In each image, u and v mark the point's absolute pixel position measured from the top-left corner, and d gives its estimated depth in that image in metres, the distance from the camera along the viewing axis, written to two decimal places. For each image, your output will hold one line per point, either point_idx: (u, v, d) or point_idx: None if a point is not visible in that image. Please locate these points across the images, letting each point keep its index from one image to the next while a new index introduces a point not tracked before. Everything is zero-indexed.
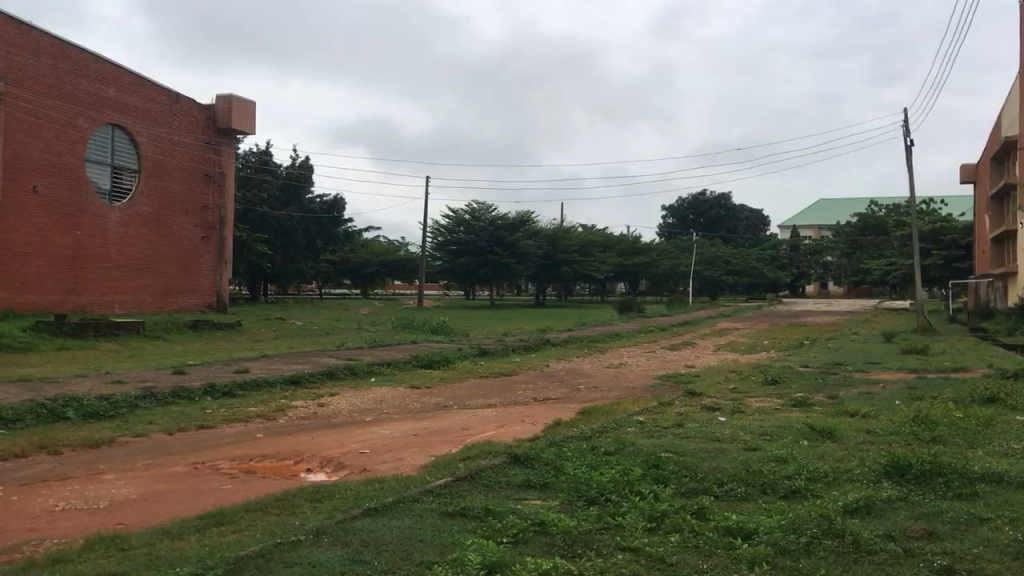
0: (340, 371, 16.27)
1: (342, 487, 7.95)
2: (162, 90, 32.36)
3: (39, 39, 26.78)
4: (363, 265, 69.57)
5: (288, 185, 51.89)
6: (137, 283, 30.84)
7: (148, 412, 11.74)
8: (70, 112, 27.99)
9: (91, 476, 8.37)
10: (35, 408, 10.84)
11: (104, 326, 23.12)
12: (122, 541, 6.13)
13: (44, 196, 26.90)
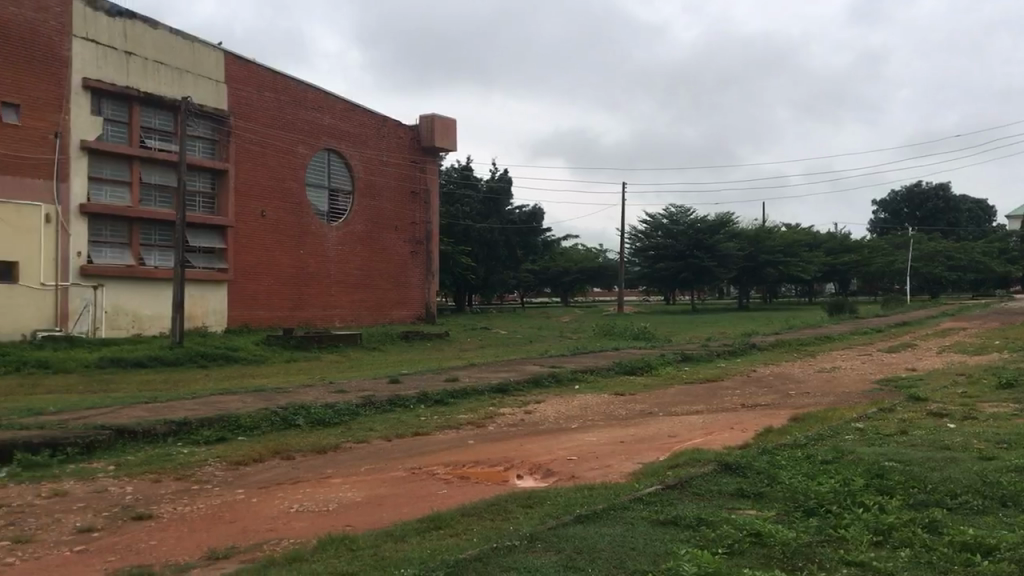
0: (546, 379, 16.51)
1: (552, 494, 8.02)
2: (371, 115, 34.20)
3: (262, 75, 29.13)
4: (563, 273, 70.25)
5: (489, 199, 53.45)
6: (354, 297, 32.73)
7: (368, 419, 12.42)
8: (292, 141, 30.15)
9: (321, 479, 8.97)
10: (270, 416, 11.69)
11: (326, 339, 24.68)
12: (351, 542, 6.51)
13: (270, 219, 29.09)
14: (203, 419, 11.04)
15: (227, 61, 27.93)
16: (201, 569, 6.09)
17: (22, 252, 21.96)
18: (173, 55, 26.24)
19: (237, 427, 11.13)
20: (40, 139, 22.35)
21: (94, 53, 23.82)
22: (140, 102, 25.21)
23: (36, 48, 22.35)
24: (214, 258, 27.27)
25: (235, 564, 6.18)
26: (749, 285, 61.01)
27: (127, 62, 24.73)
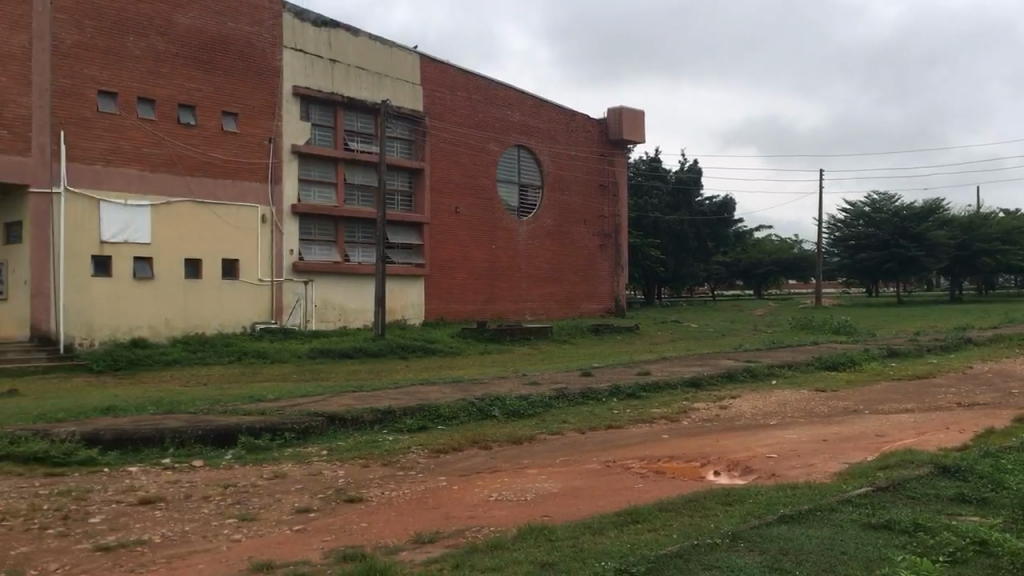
0: (741, 373, 16.07)
1: (753, 492, 7.78)
2: (560, 110, 34.46)
3: (455, 76, 30.03)
4: (756, 265, 68.22)
5: (678, 190, 52.68)
6: (545, 290, 33.15)
7: (561, 411, 12.52)
8: (484, 138, 30.88)
9: (517, 469, 9.11)
10: (467, 406, 12.01)
11: (518, 331, 25.13)
12: (550, 532, 6.57)
13: (463, 216, 29.96)
14: (406, 408, 11.50)
15: (422, 63, 28.96)
16: (408, 552, 6.33)
17: (242, 251, 23.72)
18: (372, 60, 27.50)
19: (437, 417, 11.52)
20: (256, 145, 24.03)
21: (302, 63, 25.34)
22: (343, 106, 26.62)
23: (252, 60, 24.02)
24: (412, 254, 28.45)
25: (440, 549, 6.39)
26: (962, 275, 56.85)
27: (331, 70, 26.17)
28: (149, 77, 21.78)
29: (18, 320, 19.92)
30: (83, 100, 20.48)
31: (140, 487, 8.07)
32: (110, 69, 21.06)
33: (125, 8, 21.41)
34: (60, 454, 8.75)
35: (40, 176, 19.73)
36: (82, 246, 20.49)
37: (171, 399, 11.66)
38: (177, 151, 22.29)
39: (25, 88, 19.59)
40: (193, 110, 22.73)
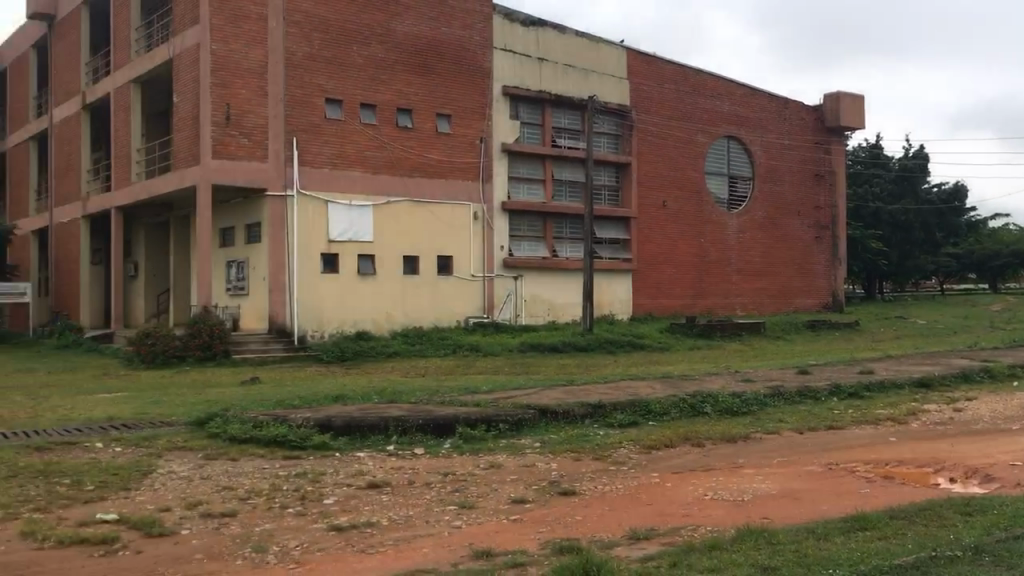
0: (978, 373, 14.85)
1: (998, 503, 7.14)
2: (772, 98, 33.23)
3: (662, 68, 29.70)
4: (993, 256, 61.98)
5: (902, 178, 49.15)
6: (756, 285, 32.13)
7: (777, 409, 12.08)
8: (692, 130, 30.34)
9: (733, 468, 8.86)
10: (679, 403, 11.83)
11: (729, 327, 24.49)
12: (771, 536, 6.32)
13: (672, 210, 29.61)
14: (616, 403, 11.49)
15: (628, 58, 28.84)
16: (624, 548, 6.30)
17: (456, 248, 24.60)
18: (578, 57, 27.69)
19: (648, 412, 11.41)
20: (467, 145, 24.82)
21: (512, 62, 25.94)
22: (551, 104, 27.06)
23: (463, 62, 24.83)
24: (619, 249, 28.47)
25: (656, 546, 6.31)
26: None
27: (539, 68, 26.66)
28: (369, 84, 23.01)
29: (260, 313, 21.68)
30: (311, 108, 21.93)
31: (367, 472, 8.54)
32: (335, 78, 22.44)
33: (348, 20, 22.75)
34: (296, 438, 9.41)
35: (276, 180, 21.33)
36: (312, 245, 21.97)
37: (393, 389, 12.25)
38: (396, 153, 23.41)
39: (262, 99, 21.22)
40: (410, 113, 23.79)
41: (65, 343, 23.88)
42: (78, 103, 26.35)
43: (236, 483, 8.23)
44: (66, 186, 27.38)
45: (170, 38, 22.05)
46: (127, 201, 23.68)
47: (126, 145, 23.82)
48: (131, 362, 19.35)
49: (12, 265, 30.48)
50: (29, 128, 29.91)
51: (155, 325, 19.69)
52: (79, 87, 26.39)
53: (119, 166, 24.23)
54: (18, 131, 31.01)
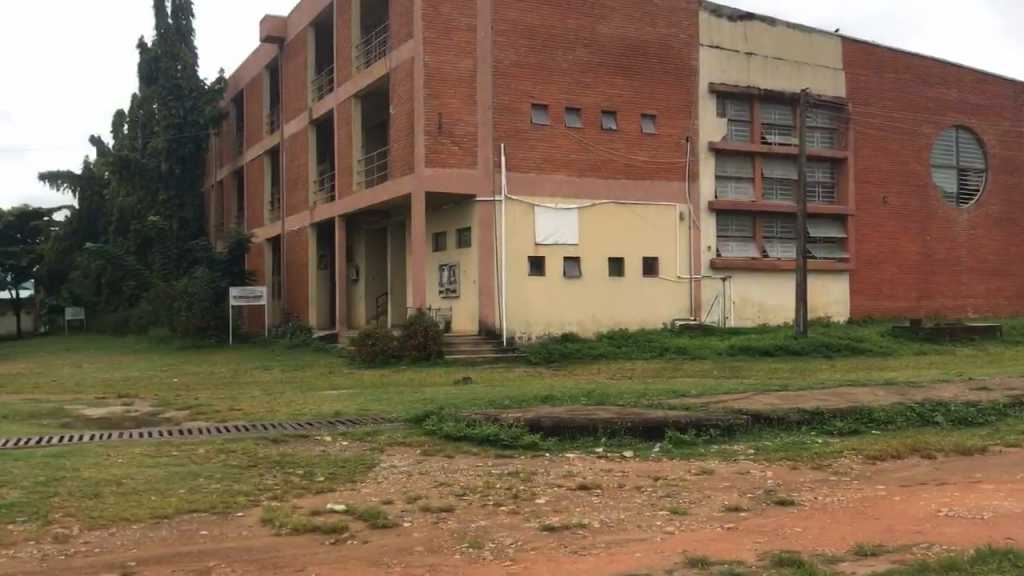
0: None
1: None
2: (1008, 81, 30.56)
3: (882, 56, 28.09)
4: None
5: None
6: (990, 285, 29.67)
7: (1020, 420, 11.07)
8: (916, 120, 28.46)
9: (968, 483, 8.20)
10: (905, 411, 11.10)
11: (959, 331, 22.73)
12: (1016, 558, 5.78)
13: (893, 205, 27.94)
14: (836, 410, 10.95)
15: (844, 47, 27.46)
16: (850, 564, 5.97)
17: (662, 249, 24.35)
18: (788, 49, 26.70)
19: (871, 420, 10.79)
20: (672, 145, 24.50)
21: (719, 59, 25.39)
22: (760, 100, 26.31)
23: (668, 61, 24.55)
24: (835, 248, 27.16)
25: (885, 564, 5.94)
26: None
27: (746, 64, 25.96)
28: (574, 87, 23.25)
29: (471, 315, 22.42)
30: (518, 114, 22.42)
31: (577, 474, 8.59)
32: (541, 84, 22.83)
33: (553, 27, 23.09)
34: (509, 437, 9.63)
35: (485, 186, 21.95)
36: (519, 249, 22.47)
37: (600, 391, 12.29)
38: (601, 156, 23.48)
39: (472, 107, 21.92)
40: (614, 115, 23.82)
41: (299, 342, 25.77)
42: (305, 119, 28.28)
43: (452, 479, 8.53)
44: (295, 197, 29.47)
45: (387, 53, 23.22)
46: (349, 209, 25.16)
47: (348, 156, 25.30)
48: (353, 360, 20.61)
49: (249, 271, 33.13)
50: (263, 143, 32.43)
51: (375, 327, 20.83)
52: (305, 104, 28.31)
53: (341, 176, 25.79)
54: (254, 147, 33.69)
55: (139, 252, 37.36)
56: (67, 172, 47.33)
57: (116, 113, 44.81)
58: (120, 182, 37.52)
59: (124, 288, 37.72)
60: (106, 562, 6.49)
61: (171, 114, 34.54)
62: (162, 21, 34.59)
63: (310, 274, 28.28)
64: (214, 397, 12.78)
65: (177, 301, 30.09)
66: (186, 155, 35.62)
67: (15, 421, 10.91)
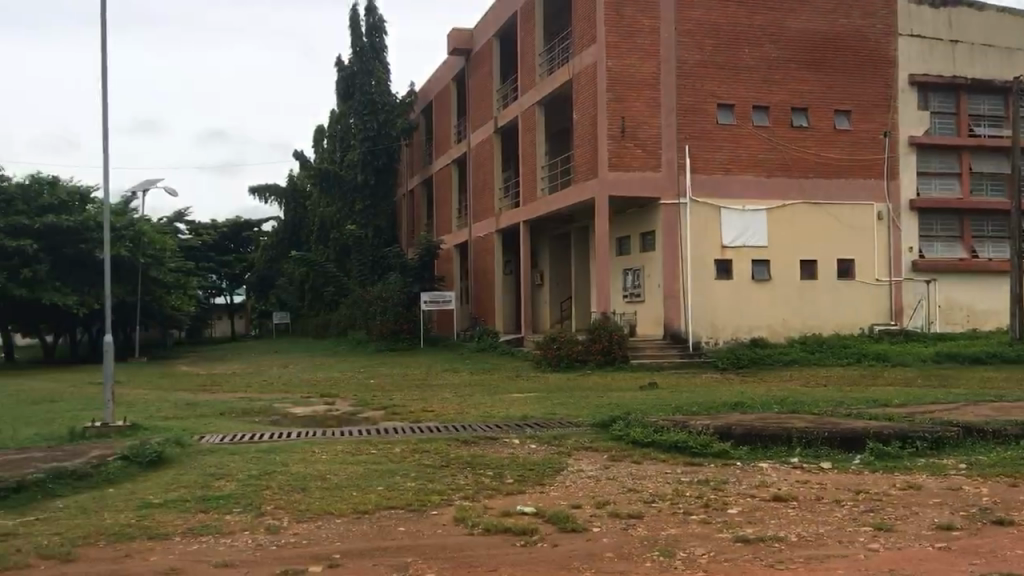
0: None
1: None
2: None
3: None
4: None
5: None
6: None
7: None
8: None
9: None
10: None
11: None
12: None
13: None
14: None
15: None
16: None
17: (857, 249, 23.18)
18: (998, 34, 24.87)
19: None
20: (869, 140, 23.32)
21: (920, 47, 23.95)
22: (966, 90, 24.68)
23: (863, 53, 23.40)
24: None
25: None
26: None
27: (951, 52, 24.43)
28: (762, 85, 22.60)
29: (656, 319, 22.23)
30: (704, 115, 22.02)
31: (771, 484, 8.31)
32: (727, 83, 22.33)
33: (740, 24, 22.54)
34: (698, 445, 9.45)
35: (669, 188, 21.69)
36: (703, 251, 22.05)
37: (793, 399, 11.85)
38: (791, 154, 22.67)
39: (656, 109, 21.72)
40: (805, 112, 22.95)
41: (487, 344, 26.45)
42: (491, 127, 28.94)
43: (641, 486, 8.45)
44: (481, 204, 30.21)
45: (570, 60, 23.40)
46: (534, 215, 25.52)
47: (533, 163, 25.68)
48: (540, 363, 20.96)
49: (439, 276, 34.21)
50: (451, 153, 33.50)
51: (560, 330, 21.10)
52: (491, 113, 28.96)
53: (526, 183, 26.23)
54: (442, 156, 34.85)
55: (338, 260, 39.40)
56: (273, 185, 50.67)
57: (316, 128, 47.51)
58: (320, 193, 39.77)
59: (324, 294, 39.91)
60: (313, 554, 6.88)
61: (366, 128, 36.26)
62: (358, 40, 36.49)
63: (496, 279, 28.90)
64: (408, 399, 13.29)
65: (373, 306, 31.57)
66: (380, 166, 37.29)
67: (233, 419, 11.77)
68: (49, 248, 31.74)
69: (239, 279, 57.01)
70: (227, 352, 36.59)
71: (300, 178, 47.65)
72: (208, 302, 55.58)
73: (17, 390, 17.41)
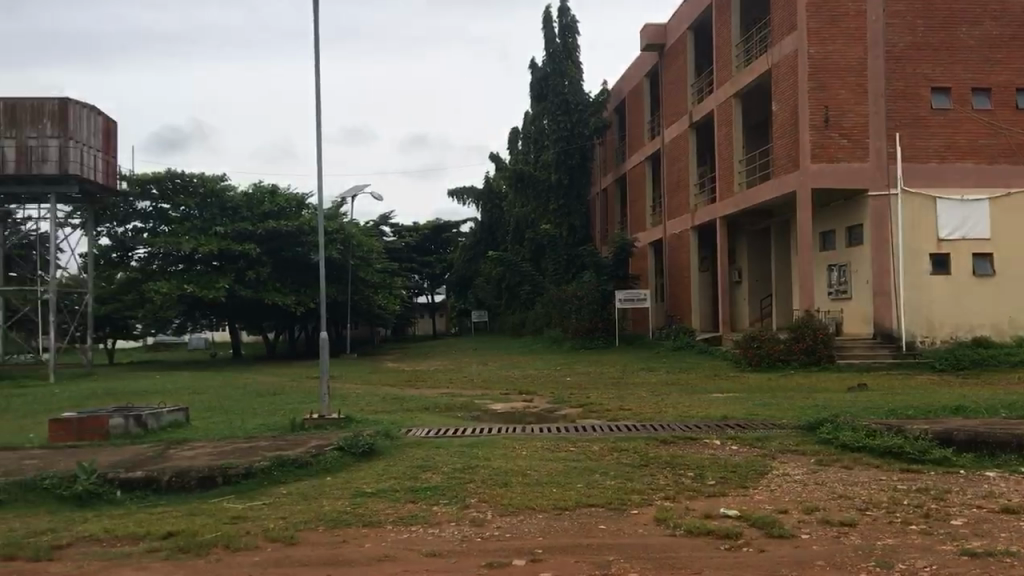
0: None
1: None
2: None
3: None
4: None
5: None
6: None
7: None
8: None
9: None
10: None
11: None
12: None
13: None
14: None
15: None
16: None
17: None
18: None
19: None
20: None
21: None
22: None
23: None
24: None
25: None
26: None
27: None
28: (981, 66, 21.02)
29: (866, 318, 21.12)
30: (916, 100, 20.73)
31: (1001, 495, 7.70)
32: (942, 65, 20.94)
33: (956, 1, 21.08)
34: (916, 452, 8.89)
35: (879, 179, 20.57)
36: (917, 245, 20.70)
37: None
38: (1017, 138, 20.93)
39: (863, 96, 20.66)
40: None
41: (684, 342, 26.07)
42: (686, 122, 28.53)
43: (852, 492, 8.05)
44: (676, 200, 29.84)
45: (769, 50, 22.68)
46: (731, 210, 24.94)
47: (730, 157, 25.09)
48: (740, 363, 20.46)
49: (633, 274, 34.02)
50: (645, 150, 33.27)
51: (761, 329, 20.50)
52: (686, 107, 28.58)
53: (723, 178, 25.66)
54: (636, 154, 34.68)
55: (533, 259, 39.83)
56: (471, 188, 52.18)
57: (511, 130, 48.43)
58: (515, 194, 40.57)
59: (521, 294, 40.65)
60: (516, 547, 7.00)
61: (559, 127, 36.71)
62: (551, 41, 36.92)
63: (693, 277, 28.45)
64: (604, 397, 13.33)
65: (568, 305, 31.88)
66: (573, 165, 37.53)
67: (436, 413, 12.23)
68: (269, 251, 34.20)
69: (439, 279, 59.23)
70: (430, 349, 38.05)
71: (496, 180, 48.79)
72: (411, 301, 58.04)
73: (246, 382, 18.85)
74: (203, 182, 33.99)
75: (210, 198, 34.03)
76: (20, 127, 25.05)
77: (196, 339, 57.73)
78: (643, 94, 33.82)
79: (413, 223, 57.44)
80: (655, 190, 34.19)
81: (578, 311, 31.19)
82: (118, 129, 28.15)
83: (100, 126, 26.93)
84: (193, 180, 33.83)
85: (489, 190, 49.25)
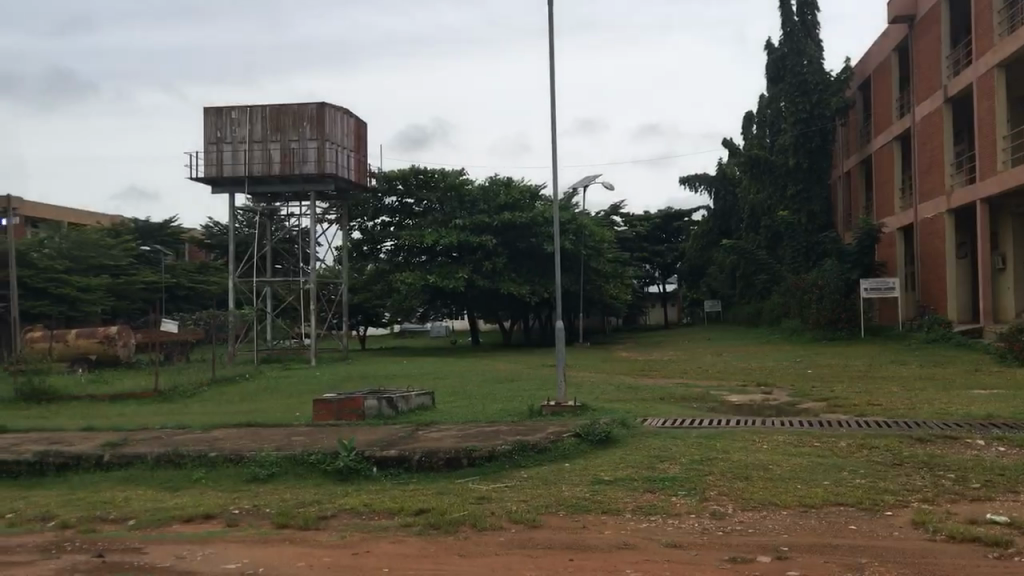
0: None
1: None
2: None
3: None
4: None
5: None
6: None
7: None
8: None
9: None
10: None
11: None
12: None
13: None
14: None
15: None
16: None
17: None
18: None
19: None
20: None
21: None
22: None
23: None
24: None
25: None
26: None
27: None
28: None
29: None
30: None
31: None
32: None
33: None
34: None
35: None
36: None
37: None
38: None
39: None
40: None
41: (938, 335, 24.25)
42: (940, 97, 26.54)
43: None
44: (929, 182, 27.82)
45: None
46: (993, 191, 22.94)
47: (993, 133, 23.07)
48: (1005, 358, 18.80)
49: (880, 262, 32.02)
50: (895, 129, 31.26)
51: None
52: (939, 82, 26.62)
53: (984, 156, 23.63)
54: (883, 134, 32.64)
55: (768, 247, 38.47)
56: (704, 175, 51.26)
57: (745, 115, 46.95)
58: (750, 181, 39.36)
59: (755, 282, 39.42)
60: (760, 544, 6.80)
61: (798, 110, 35.10)
62: (789, 20, 35.61)
63: (951, 264, 26.42)
64: (852, 390, 12.70)
65: (807, 295, 30.59)
66: (813, 148, 35.84)
67: (673, 403, 12.14)
68: (505, 242, 35.31)
69: (671, 269, 58.81)
70: (663, 339, 37.83)
71: (728, 167, 47.59)
72: (642, 290, 57.97)
73: (492, 368, 19.59)
74: (443, 177, 35.26)
75: (450, 192, 35.43)
76: (284, 131, 27.36)
77: (439, 326, 61.07)
78: (891, 69, 31.75)
79: (643, 213, 57.35)
80: (906, 172, 32.00)
81: (820, 301, 29.89)
82: (366, 129, 30.04)
83: (351, 127, 28.82)
84: (436, 175, 35.15)
85: (722, 178, 48.17)
